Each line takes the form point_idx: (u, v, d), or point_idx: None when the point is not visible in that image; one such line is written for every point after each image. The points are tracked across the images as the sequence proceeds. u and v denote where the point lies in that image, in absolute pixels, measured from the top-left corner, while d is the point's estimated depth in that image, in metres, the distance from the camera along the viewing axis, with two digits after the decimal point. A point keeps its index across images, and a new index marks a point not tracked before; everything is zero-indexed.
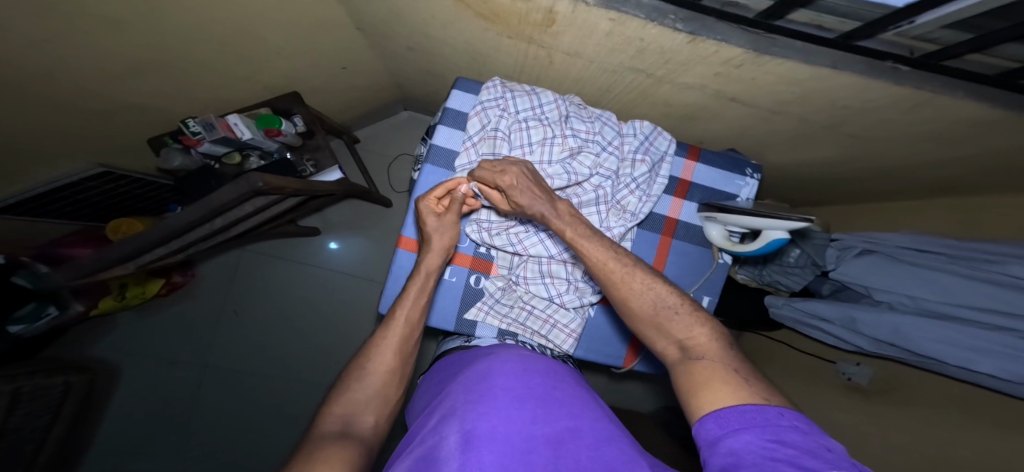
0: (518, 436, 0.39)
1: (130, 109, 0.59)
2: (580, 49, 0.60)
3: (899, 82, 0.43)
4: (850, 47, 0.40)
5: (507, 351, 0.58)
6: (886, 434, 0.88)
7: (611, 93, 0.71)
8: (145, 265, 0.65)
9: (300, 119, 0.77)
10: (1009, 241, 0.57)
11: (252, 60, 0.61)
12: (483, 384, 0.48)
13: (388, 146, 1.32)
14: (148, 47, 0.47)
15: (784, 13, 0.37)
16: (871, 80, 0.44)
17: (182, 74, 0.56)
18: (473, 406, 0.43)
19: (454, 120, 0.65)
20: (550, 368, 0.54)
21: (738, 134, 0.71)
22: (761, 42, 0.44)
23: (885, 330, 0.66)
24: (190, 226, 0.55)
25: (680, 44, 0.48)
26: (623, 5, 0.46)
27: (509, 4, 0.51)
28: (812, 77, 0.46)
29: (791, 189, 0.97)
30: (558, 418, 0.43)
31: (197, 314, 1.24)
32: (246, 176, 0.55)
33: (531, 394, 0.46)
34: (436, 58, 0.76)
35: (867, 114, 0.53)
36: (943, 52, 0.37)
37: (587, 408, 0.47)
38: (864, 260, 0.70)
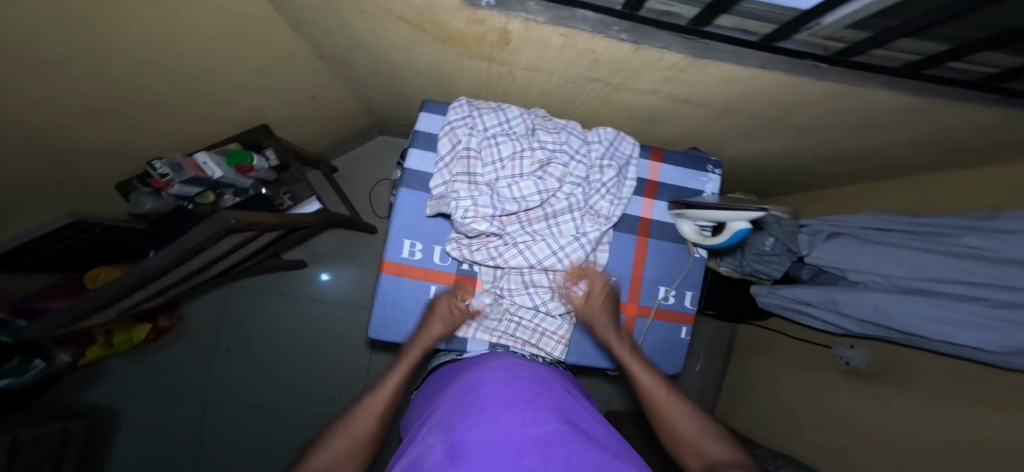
0: (510, 440, 0.36)
1: (101, 155, 0.60)
2: (539, 64, 0.62)
3: (820, 79, 0.45)
4: (773, 49, 0.42)
5: (498, 359, 0.57)
6: None
7: (576, 103, 0.74)
8: (126, 309, 0.63)
9: (271, 152, 0.78)
10: (960, 218, 0.62)
11: (211, 95, 0.61)
12: (473, 394, 0.46)
13: (369, 170, 1.33)
14: (96, 91, 0.46)
15: (711, 18, 0.40)
16: (795, 77, 0.46)
17: (138, 115, 0.56)
18: (463, 416, 0.41)
19: (425, 142, 0.66)
20: (538, 375, 0.53)
21: (698, 134, 0.74)
22: (696, 47, 0.46)
23: (867, 310, 0.68)
24: (165, 269, 0.53)
25: (628, 53, 0.51)
26: (570, 21, 0.48)
27: (464, 26, 0.53)
28: (748, 78, 0.48)
29: (763, 179, 0.99)
30: (547, 421, 0.40)
31: (193, 352, 1.26)
32: (217, 215, 0.53)
33: (518, 399, 0.45)
34: (404, 82, 0.78)
35: (804, 108, 0.55)
36: (849, 50, 0.39)
37: (577, 417, 0.46)
38: (835, 242, 0.75)
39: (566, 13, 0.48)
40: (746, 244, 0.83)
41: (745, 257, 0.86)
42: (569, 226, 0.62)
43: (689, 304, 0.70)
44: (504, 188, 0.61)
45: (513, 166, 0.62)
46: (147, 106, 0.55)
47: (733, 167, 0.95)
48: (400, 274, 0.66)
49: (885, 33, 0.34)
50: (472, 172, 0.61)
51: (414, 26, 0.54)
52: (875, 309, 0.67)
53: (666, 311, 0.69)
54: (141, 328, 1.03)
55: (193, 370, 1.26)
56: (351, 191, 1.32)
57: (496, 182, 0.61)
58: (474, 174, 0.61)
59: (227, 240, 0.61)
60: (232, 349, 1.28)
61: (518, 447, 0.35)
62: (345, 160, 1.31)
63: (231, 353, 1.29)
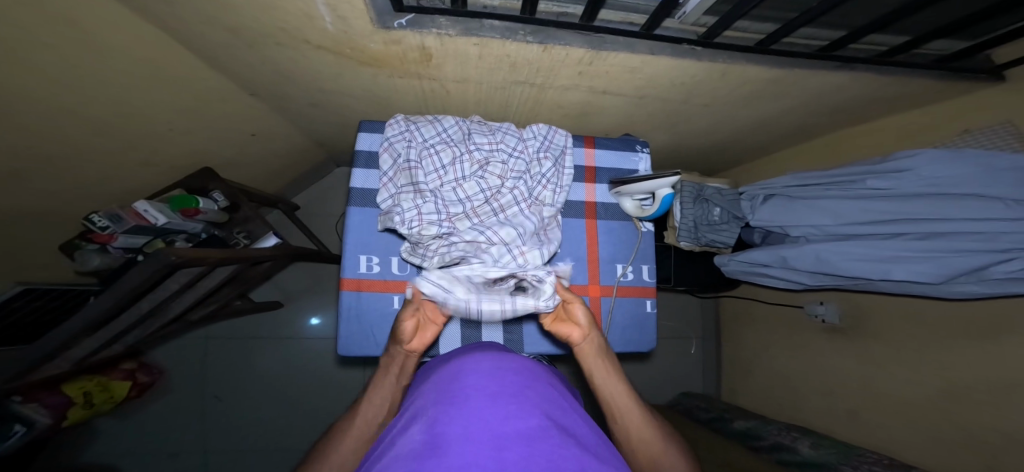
0: (487, 433, 0.30)
1: (34, 215, 0.59)
2: (465, 75, 0.66)
3: (698, 58, 0.58)
4: (653, 36, 0.53)
5: (483, 349, 0.50)
6: None
7: (512, 106, 0.80)
8: (83, 359, 0.60)
9: (219, 194, 0.79)
10: (869, 163, 0.69)
11: (135, 130, 0.61)
12: (454, 385, 0.39)
13: (334, 200, 1.34)
14: (16, 145, 0.46)
15: (597, 11, 0.47)
16: (682, 60, 0.58)
17: (67, 166, 0.56)
18: (442, 408, 0.34)
19: (367, 161, 0.68)
20: (524, 366, 0.45)
21: (627, 118, 0.82)
22: (595, 41, 0.55)
23: (812, 261, 0.72)
24: (111, 310, 0.50)
25: (538, 53, 0.56)
26: (479, 30, 0.52)
27: (382, 48, 0.56)
28: (644, 62, 0.59)
29: (704, 154, 1.05)
30: (530, 414, 0.34)
31: (179, 408, 1.23)
32: (156, 252, 0.51)
33: (502, 391, 0.37)
34: (345, 107, 0.81)
35: (699, 84, 0.66)
36: (710, 32, 0.52)
37: (565, 414, 0.38)
38: (772, 203, 0.81)
39: (474, 24, 0.52)
40: (698, 218, 0.91)
41: (700, 231, 0.92)
42: (517, 215, 0.63)
43: (647, 277, 0.72)
44: (448, 193, 0.63)
45: (454, 170, 0.63)
46: (70, 153, 0.55)
47: (674, 148, 1.01)
48: (360, 289, 0.65)
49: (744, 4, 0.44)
50: (415, 180, 0.62)
51: (336, 52, 0.57)
52: (818, 259, 0.71)
53: (627, 288, 0.71)
54: (121, 386, 0.99)
55: (182, 426, 1.23)
56: (318, 223, 1.32)
57: (439, 188, 0.63)
58: (416, 183, 0.62)
59: (173, 279, 0.59)
60: (221, 396, 1.26)
61: (498, 440, 0.29)
62: (307, 195, 1.32)
63: (220, 401, 1.26)
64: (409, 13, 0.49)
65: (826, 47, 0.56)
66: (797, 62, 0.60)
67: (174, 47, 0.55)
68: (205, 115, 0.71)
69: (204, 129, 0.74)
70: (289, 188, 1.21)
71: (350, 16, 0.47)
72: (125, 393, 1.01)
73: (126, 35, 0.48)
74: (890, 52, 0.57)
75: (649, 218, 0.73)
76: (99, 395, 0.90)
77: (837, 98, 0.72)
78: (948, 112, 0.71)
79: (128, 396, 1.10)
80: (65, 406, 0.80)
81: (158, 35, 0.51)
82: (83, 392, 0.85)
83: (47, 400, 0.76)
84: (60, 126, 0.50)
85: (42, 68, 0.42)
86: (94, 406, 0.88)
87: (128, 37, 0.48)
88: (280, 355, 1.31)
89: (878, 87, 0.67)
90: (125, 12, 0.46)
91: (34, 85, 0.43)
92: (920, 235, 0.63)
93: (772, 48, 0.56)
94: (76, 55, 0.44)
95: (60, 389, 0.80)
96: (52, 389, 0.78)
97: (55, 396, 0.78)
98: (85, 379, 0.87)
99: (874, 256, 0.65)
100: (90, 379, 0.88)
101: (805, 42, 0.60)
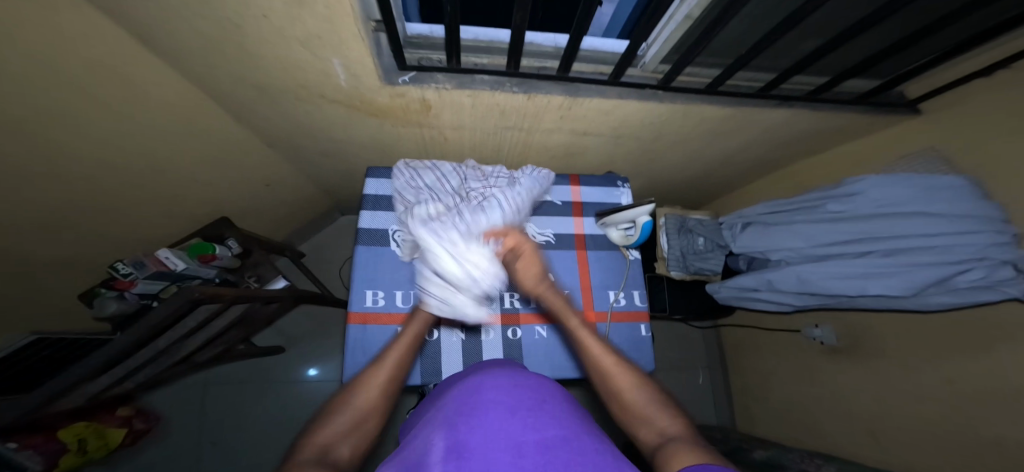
0: (504, 444, 0.32)
1: (64, 259, 0.64)
2: (460, 123, 0.75)
3: (661, 100, 0.66)
4: (620, 82, 0.63)
5: (496, 365, 0.52)
6: None
7: (504, 150, 0.88)
8: (94, 396, 0.63)
9: (234, 241, 0.85)
10: (824, 189, 0.77)
11: (162, 179, 0.68)
12: (473, 398, 0.41)
13: (339, 243, 1.40)
14: (55, 188, 0.52)
15: (569, 62, 0.57)
16: (647, 102, 0.67)
17: (101, 209, 0.62)
18: (461, 419, 0.37)
19: (374, 204, 0.74)
20: (540, 382, 0.47)
21: (609, 157, 0.90)
22: (571, 89, 0.64)
23: (795, 282, 0.76)
24: (132, 347, 0.55)
25: (523, 100, 0.66)
26: (471, 83, 0.62)
27: (389, 101, 0.65)
28: (615, 106, 0.68)
29: (686, 187, 1.13)
30: (547, 426, 0.36)
31: (171, 459, 1.19)
32: (183, 289, 0.57)
33: (520, 405, 0.40)
34: (353, 157, 0.89)
35: (667, 125, 0.75)
36: (666, 77, 0.61)
37: (580, 424, 0.40)
38: (751, 230, 0.87)
39: (467, 79, 0.62)
40: (684, 248, 0.99)
41: (688, 260, 0.99)
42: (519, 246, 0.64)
43: (639, 302, 0.75)
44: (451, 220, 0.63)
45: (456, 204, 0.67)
46: (102, 198, 0.60)
47: (656, 183, 1.09)
48: (366, 322, 0.68)
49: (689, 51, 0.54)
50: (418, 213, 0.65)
51: (347, 106, 0.66)
52: (800, 279, 0.75)
53: (620, 313, 0.74)
54: (116, 432, 0.98)
55: None
56: (323, 266, 1.37)
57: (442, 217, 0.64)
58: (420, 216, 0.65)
59: (193, 316, 0.65)
60: (218, 441, 1.23)
61: (516, 449, 0.32)
62: (313, 243, 1.37)
63: (216, 447, 1.22)
64: (411, 71, 0.60)
65: (766, 86, 0.65)
66: (746, 101, 0.68)
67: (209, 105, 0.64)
68: (227, 165, 0.79)
69: (224, 179, 0.81)
70: (296, 235, 1.27)
71: (361, 74, 0.57)
72: (119, 441, 1.00)
73: (163, 88, 0.55)
74: (820, 89, 0.65)
75: (635, 246, 0.78)
76: (93, 441, 0.89)
77: (792, 133, 0.81)
78: (884, 140, 0.79)
79: (121, 445, 1.07)
80: (58, 453, 0.79)
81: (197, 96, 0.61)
82: (78, 438, 0.84)
83: (40, 446, 0.74)
84: (93, 171, 0.55)
85: (84, 116, 0.48)
86: (85, 454, 0.87)
87: (163, 89, 0.55)
88: (280, 400, 1.29)
89: (823, 121, 0.76)
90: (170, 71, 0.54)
91: (73, 129, 0.48)
92: (885, 252, 0.68)
93: (721, 91, 0.65)
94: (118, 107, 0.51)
95: (57, 434, 0.79)
96: (48, 434, 0.77)
97: (49, 443, 0.77)
98: (83, 425, 0.87)
99: (850, 273, 0.69)
100: (89, 424, 0.88)
101: (749, 83, 0.68)
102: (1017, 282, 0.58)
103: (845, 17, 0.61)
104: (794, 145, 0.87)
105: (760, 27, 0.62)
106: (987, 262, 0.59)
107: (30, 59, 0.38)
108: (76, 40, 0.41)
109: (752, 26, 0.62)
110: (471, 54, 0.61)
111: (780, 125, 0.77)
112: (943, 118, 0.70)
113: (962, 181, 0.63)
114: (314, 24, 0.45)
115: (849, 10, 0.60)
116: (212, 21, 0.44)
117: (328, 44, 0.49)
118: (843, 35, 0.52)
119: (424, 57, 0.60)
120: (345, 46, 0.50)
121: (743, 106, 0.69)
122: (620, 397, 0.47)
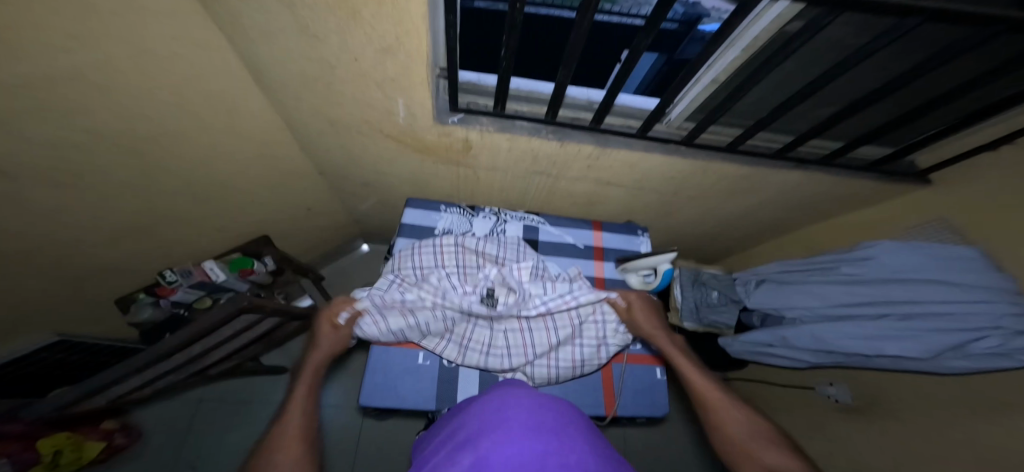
0: (532, 456, 0.34)
1: (114, 246, 0.67)
2: (494, 165, 0.83)
3: (682, 154, 0.73)
4: (647, 136, 0.71)
5: (513, 383, 0.53)
6: (892, 443, 0.86)
7: (530, 193, 0.96)
8: (115, 397, 0.66)
9: (270, 259, 0.89)
10: (837, 253, 0.82)
11: (218, 186, 0.73)
12: (497, 414, 0.42)
13: (355, 278, 1.38)
14: (116, 169, 0.56)
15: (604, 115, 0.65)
16: (670, 155, 0.74)
17: (164, 204, 0.68)
18: (487, 434, 0.39)
19: (410, 233, 0.79)
20: (562, 405, 0.48)
21: (629, 207, 0.97)
22: (601, 139, 0.72)
23: (809, 340, 0.78)
24: (176, 348, 0.59)
25: (556, 148, 0.74)
26: (512, 128, 0.69)
27: (436, 139, 0.73)
28: (640, 158, 0.75)
29: (697, 240, 1.20)
30: (571, 447, 0.38)
31: None
32: (232, 298, 0.64)
33: (543, 425, 0.41)
34: (387, 189, 0.97)
35: (684, 179, 0.82)
36: (692, 134, 0.68)
37: (600, 446, 0.42)
38: (764, 287, 0.91)
39: (508, 124, 0.69)
40: (698, 300, 1.01)
41: (703, 312, 1.00)
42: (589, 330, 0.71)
43: (656, 347, 0.76)
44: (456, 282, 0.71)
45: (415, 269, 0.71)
46: (159, 196, 0.65)
47: (669, 234, 1.15)
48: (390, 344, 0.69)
49: (716, 110, 0.61)
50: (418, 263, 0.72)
51: (397, 140, 0.74)
52: (815, 338, 0.76)
53: (637, 356, 0.75)
54: (93, 447, 0.90)
55: None
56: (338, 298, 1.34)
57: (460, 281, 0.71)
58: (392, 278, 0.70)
59: (231, 325, 0.71)
60: (194, 465, 1.12)
61: (542, 465, 0.33)
62: (332, 268, 1.38)
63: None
64: (460, 113, 0.68)
65: (783, 148, 0.72)
66: (762, 160, 0.75)
67: (277, 125, 0.72)
68: (276, 186, 0.86)
69: (273, 198, 0.89)
70: (320, 259, 1.31)
71: (419, 115, 0.65)
72: (93, 456, 0.91)
73: (249, 107, 0.63)
74: (835, 154, 0.72)
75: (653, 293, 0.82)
76: (70, 454, 0.80)
77: (802, 193, 0.88)
78: (902, 207, 0.86)
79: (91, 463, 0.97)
80: (29, 464, 0.71)
81: (269, 116, 0.69)
82: (55, 450, 0.75)
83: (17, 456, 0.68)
84: (154, 164, 0.60)
85: (158, 113, 0.53)
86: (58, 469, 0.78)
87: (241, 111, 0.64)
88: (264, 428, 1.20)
89: (833, 184, 0.83)
90: (250, 90, 0.61)
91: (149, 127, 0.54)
92: (899, 316, 0.70)
93: (738, 148, 0.72)
94: (200, 107, 0.57)
95: (36, 444, 0.72)
96: (26, 441, 0.70)
97: (27, 452, 0.70)
98: (65, 436, 0.78)
99: (865, 333, 0.71)
100: (74, 436, 0.81)
101: (767, 144, 0.75)
102: None
103: (849, 93, 0.68)
104: (800, 204, 0.94)
105: (773, 96, 0.70)
106: (1000, 331, 0.61)
107: (143, 65, 0.46)
108: (191, 54, 0.49)
109: (766, 95, 0.70)
110: (514, 103, 0.69)
111: (789, 186, 0.84)
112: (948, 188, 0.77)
113: (973, 252, 0.68)
114: (392, 68, 0.53)
115: (855, 86, 0.67)
116: (314, 61, 0.52)
117: (400, 87, 0.57)
118: (857, 103, 0.58)
119: (473, 101, 0.68)
120: (412, 90, 0.58)
121: (757, 164, 0.75)
122: (726, 430, 0.50)
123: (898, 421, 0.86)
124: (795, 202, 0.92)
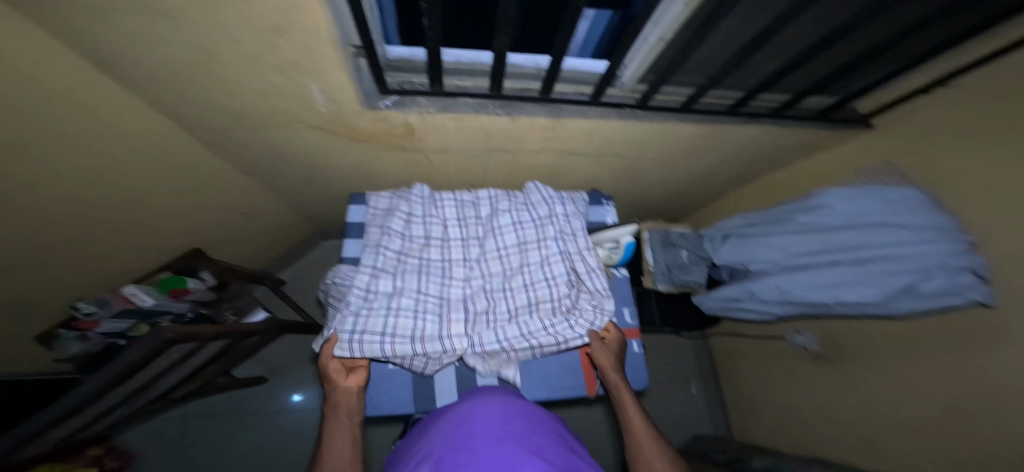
0: None
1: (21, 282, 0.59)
2: (446, 146, 0.76)
3: (638, 118, 0.69)
4: (600, 102, 0.66)
5: (480, 393, 0.50)
6: (863, 384, 0.90)
7: (490, 170, 0.90)
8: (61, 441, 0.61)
9: (206, 273, 0.90)
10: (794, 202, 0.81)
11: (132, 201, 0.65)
12: (462, 430, 0.40)
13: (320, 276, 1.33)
14: None
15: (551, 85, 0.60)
16: (627, 120, 0.69)
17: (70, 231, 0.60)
18: (450, 452, 0.36)
19: (357, 231, 0.74)
20: (530, 413, 0.46)
21: (593, 177, 0.94)
22: (553, 109, 0.67)
23: (775, 292, 0.78)
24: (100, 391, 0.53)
25: (507, 122, 0.68)
26: (454, 106, 0.63)
27: (371, 125, 0.66)
28: (598, 125, 0.70)
29: (663, 203, 1.18)
30: (536, 458, 0.35)
31: None
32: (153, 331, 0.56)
33: (508, 435, 0.39)
34: (331, 181, 0.90)
35: (642, 143, 0.79)
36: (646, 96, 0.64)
37: (569, 455, 0.40)
38: (731, 243, 0.90)
39: (449, 102, 0.63)
40: (669, 262, 0.98)
41: (674, 274, 0.98)
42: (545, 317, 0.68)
43: (630, 319, 0.78)
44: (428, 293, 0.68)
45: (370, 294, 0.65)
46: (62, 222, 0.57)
47: (637, 200, 1.13)
48: None
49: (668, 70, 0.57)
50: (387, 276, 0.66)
51: (328, 130, 0.67)
52: (781, 290, 0.77)
53: None
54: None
55: None
56: (305, 299, 1.29)
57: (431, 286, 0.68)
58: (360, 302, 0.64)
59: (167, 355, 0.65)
60: None
61: None
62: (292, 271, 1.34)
63: None
64: (393, 95, 0.61)
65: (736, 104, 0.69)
66: (716, 118, 0.72)
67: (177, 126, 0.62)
68: (198, 191, 0.78)
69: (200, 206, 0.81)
70: (277, 262, 1.25)
71: (343, 100, 0.58)
72: None
73: (141, 109, 0.54)
74: (786, 105, 0.71)
75: (621, 266, 0.82)
76: None
77: (761, 146, 0.86)
78: (846, 153, 0.87)
79: None
80: None
81: (169, 116, 0.59)
82: None
83: None
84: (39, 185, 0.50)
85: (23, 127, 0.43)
86: None
87: (133, 112, 0.54)
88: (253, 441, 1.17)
89: (789, 135, 0.81)
90: (129, 93, 0.52)
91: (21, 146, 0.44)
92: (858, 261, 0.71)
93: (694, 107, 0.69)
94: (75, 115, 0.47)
95: None
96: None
97: None
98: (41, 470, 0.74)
99: (826, 282, 0.72)
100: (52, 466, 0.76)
101: (720, 101, 0.72)
102: (980, 288, 0.61)
103: (804, 41, 0.65)
104: (760, 158, 0.93)
105: (724, 51, 0.66)
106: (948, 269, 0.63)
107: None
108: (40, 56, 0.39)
109: (719, 51, 0.66)
110: (454, 77, 0.63)
111: (743, 142, 0.82)
112: (895, 130, 0.77)
113: (916, 193, 0.69)
114: (293, 52, 0.46)
115: (805, 34, 0.64)
116: (190, 49, 0.44)
117: (307, 71, 0.50)
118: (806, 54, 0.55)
119: (405, 80, 0.62)
120: (324, 74, 0.51)
121: (712, 124, 0.72)
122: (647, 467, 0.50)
123: (864, 363, 0.90)
124: (756, 155, 0.90)
